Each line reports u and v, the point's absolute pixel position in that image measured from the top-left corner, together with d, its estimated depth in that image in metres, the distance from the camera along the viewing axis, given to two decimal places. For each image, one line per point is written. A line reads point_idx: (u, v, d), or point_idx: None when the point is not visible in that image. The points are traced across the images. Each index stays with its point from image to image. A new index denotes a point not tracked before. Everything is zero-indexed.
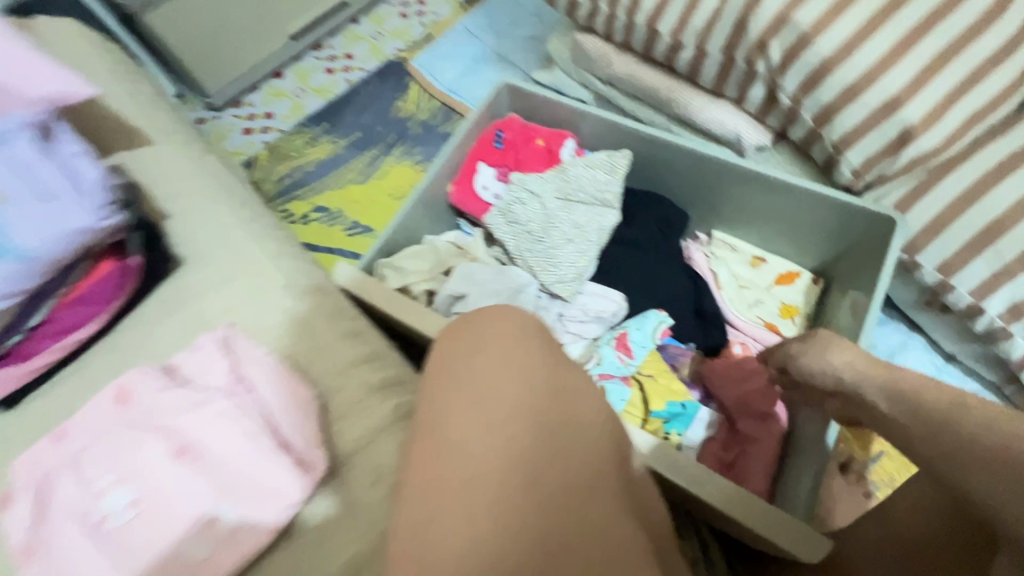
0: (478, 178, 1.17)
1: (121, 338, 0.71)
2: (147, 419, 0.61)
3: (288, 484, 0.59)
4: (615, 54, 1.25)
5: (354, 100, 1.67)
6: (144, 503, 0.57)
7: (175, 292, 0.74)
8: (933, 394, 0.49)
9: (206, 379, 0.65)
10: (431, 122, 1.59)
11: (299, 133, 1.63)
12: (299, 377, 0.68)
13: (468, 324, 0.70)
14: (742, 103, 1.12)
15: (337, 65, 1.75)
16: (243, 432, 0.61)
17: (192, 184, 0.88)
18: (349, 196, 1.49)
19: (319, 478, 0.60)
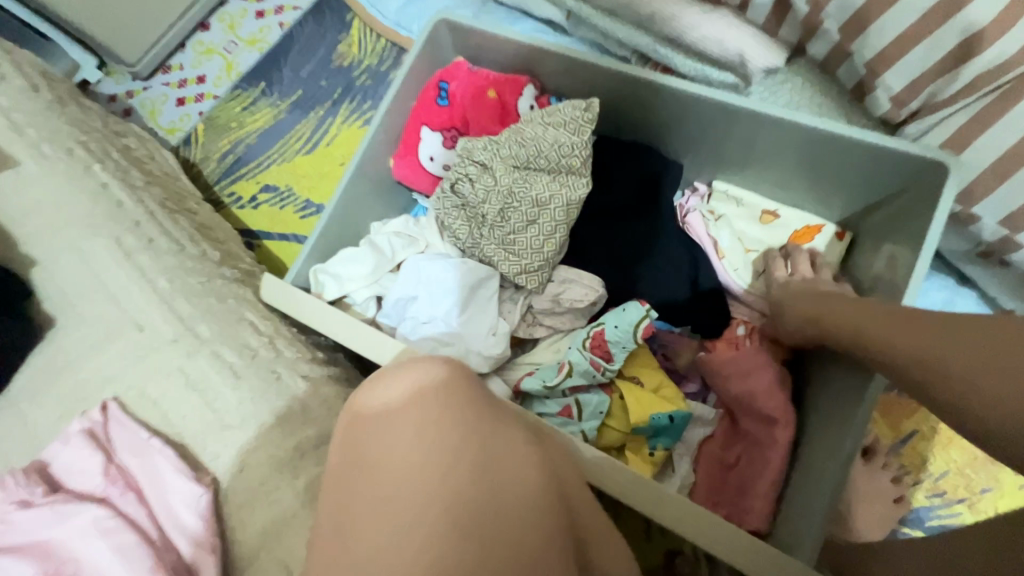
0: (422, 147, 0.97)
1: None
2: (17, 538, 0.54)
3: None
4: None
5: (291, 48, 1.43)
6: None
7: None
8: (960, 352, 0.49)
9: (81, 480, 0.58)
10: (380, 67, 1.35)
11: (235, 98, 1.42)
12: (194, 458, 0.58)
13: (380, 383, 0.54)
14: (746, 12, 0.86)
15: (268, 6, 1.49)
16: (118, 546, 0.53)
17: (73, 213, 0.75)
18: (298, 170, 1.32)
19: None
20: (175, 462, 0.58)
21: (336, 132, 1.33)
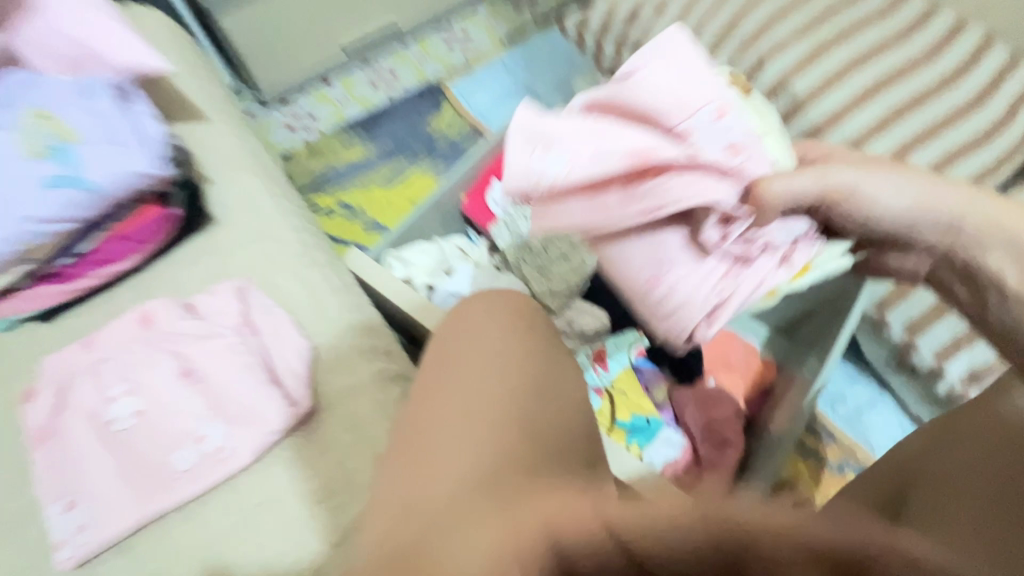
0: (489, 192, 1.25)
1: (148, 278, 0.79)
2: (163, 342, 0.69)
3: (279, 411, 0.66)
4: None
5: (392, 112, 1.81)
6: (146, 414, 0.65)
7: (201, 245, 0.82)
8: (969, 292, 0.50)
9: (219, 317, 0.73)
10: (459, 141, 1.72)
11: (338, 136, 1.77)
12: (295, 330, 0.74)
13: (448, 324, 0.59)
14: None
15: (382, 80, 1.90)
16: (244, 365, 0.69)
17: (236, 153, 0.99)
18: (374, 198, 1.61)
19: (297, 416, 0.66)
20: (289, 327, 0.74)
21: (412, 177, 1.65)
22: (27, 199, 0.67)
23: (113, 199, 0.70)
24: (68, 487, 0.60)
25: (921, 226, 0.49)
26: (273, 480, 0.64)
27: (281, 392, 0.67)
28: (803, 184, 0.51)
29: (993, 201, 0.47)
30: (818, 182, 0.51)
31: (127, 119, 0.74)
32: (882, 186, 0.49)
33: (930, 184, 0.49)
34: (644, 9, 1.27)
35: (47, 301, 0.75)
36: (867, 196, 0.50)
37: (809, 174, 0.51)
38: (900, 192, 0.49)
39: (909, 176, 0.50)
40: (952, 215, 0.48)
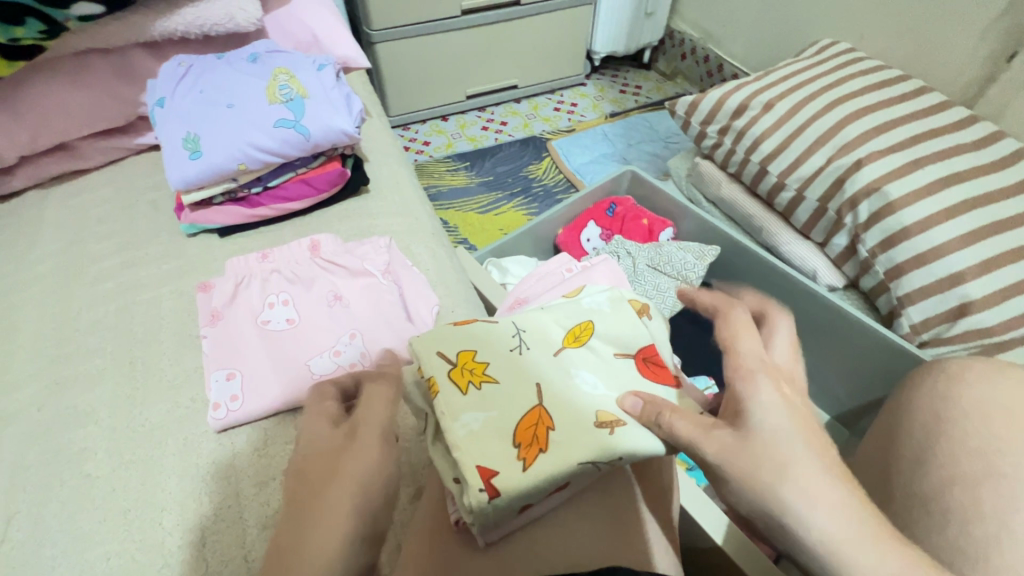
0: (585, 232, 1.40)
1: (310, 222, 0.91)
2: (324, 267, 0.81)
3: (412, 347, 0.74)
4: (726, 181, 1.50)
5: (497, 153, 2.00)
6: (298, 322, 0.75)
7: (357, 205, 0.95)
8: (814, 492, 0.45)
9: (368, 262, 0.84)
10: (553, 189, 1.88)
11: (446, 163, 1.96)
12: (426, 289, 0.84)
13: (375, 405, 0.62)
14: (824, 247, 1.31)
15: (492, 126, 2.13)
16: (384, 304, 0.78)
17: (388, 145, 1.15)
18: (466, 221, 1.77)
19: None
20: (423, 283, 0.83)
21: (505, 210, 1.80)
22: (255, 131, 0.82)
23: (316, 145, 0.85)
24: (229, 362, 0.70)
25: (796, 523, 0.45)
26: None
27: (414, 332, 0.76)
28: (818, 520, 0.43)
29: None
30: (775, 478, 0.45)
31: (341, 89, 0.91)
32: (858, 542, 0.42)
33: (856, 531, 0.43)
34: (750, 106, 1.44)
35: (229, 220, 0.87)
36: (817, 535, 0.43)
37: (827, 494, 0.44)
38: (839, 520, 0.43)
39: (879, 549, 0.42)
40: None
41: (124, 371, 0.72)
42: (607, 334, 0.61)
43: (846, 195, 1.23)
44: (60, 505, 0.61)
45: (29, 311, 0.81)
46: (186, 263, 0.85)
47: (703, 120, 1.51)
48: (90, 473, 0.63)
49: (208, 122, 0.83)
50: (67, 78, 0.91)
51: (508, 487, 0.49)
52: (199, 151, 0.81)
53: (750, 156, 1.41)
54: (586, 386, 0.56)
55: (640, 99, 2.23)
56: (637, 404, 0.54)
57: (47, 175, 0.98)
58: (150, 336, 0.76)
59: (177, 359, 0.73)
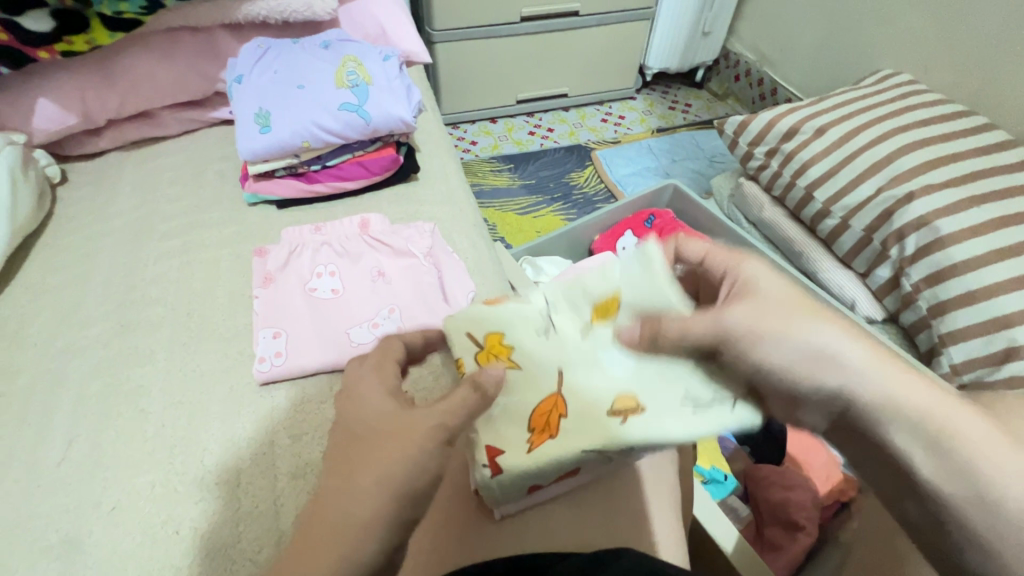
0: (621, 240, 1.41)
1: (360, 202, 0.96)
2: (371, 245, 0.85)
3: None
4: (769, 204, 1.49)
5: (540, 158, 2.03)
6: (343, 293, 0.80)
7: (405, 190, 0.99)
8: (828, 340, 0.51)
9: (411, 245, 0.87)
10: (593, 197, 1.90)
11: (490, 163, 2.01)
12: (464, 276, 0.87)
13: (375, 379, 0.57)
14: (865, 278, 1.29)
15: (538, 131, 2.16)
16: (423, 285, 0.82)
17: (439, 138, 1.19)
18: (505, 220, 1.81)
19: None
20: (461, 269, 0.86)
21: (544, 214, 1.83)
22: (320, 112, 0.87)
23: (375, 130, 0.90)
24: (276, 322, 0.75)
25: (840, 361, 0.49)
26: None
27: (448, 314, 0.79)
28: (839, 350, 0.48)
29: (993, 439, 0.46)
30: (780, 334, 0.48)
31: (402, 80, 0.96)
32: (871, 375, 0.47)
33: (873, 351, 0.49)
34: (802, 130, 1.42)
35: (287, 193, 0.93)
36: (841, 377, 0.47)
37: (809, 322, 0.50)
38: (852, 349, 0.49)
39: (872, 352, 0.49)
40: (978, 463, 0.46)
41: (181, 321, 0.78)
42: (633, 301, 0.54)
43: (894, 227, 1.21)
44: (115, 434, 0.67)
45: (103, 259, 0.88)
46: (244, 229, 0.91)
47: (752, 141, 1.50)
48: (143, 409, 0.69)
49: (279, 100, 0.89)
50: (157, 51, 0.99)
51: (514, 465, 0.54)
52: (268, 126, 0.87)
53: (796, 180, 1.40)
54: (604, 368, 0.56)
55: (689, 117, 2.23)
56: (634, 332, 0.52)
57: (129, 138, 1.06)
58: (206, 292, 0.82)
59: (229, 315, 0.78)
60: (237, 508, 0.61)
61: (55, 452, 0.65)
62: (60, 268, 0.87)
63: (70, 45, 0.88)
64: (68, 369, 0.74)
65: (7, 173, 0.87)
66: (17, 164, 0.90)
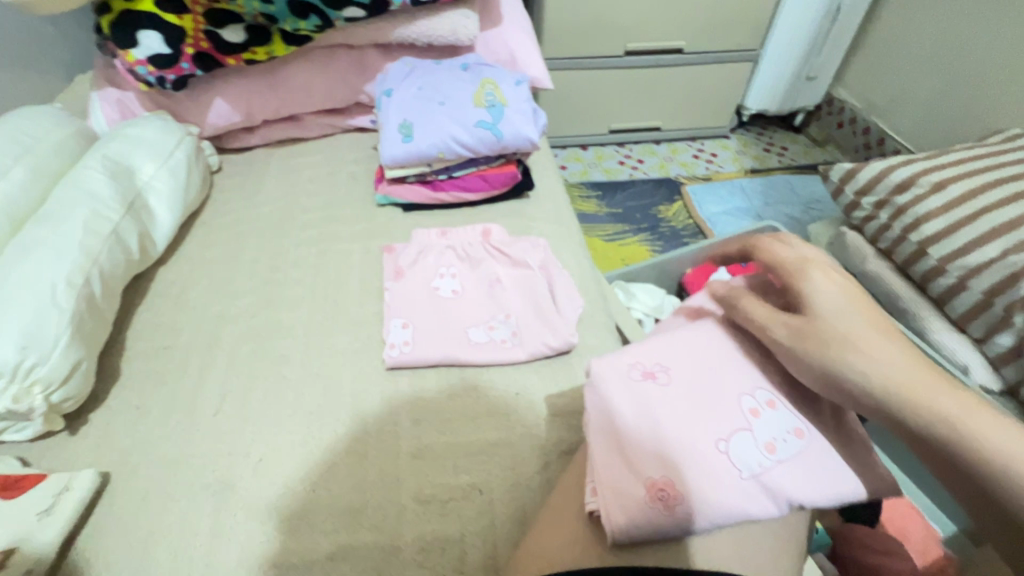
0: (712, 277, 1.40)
1: (478, 213, 1.03)
2: (491, 252, 0.91)
3: (559, 338, 0.80)
4: (872, 255, 1.43)
5: (629, 188, 2.06)
6: (462, 294, 0.85)
7: (521, 205, 1.05)
8: (922, 384, 0.48)
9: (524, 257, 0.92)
10: (680, 231, 1.90)
11: (579, 189, 2.05)
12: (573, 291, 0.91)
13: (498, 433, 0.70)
14: (982, 344, 1.21)
15: (628, 162, 2.20)
16: (538, 295, 0.86)
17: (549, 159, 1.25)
18: (590, 244, 1.84)
19: (570, 348, 0.81)
20: (572, 285, 0.90)
21: (629, 243, 1.85)
22: (458, 126, 0.95)
23: (504, 147, 0.97)
24: (404, 314, 0.82)
25: (893, 404, 0.48)
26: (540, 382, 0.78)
27: (564, 325, 0.83)
28: (883, 367, 0.49)
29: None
30: (840, 345, 0.51)
31: (532, 104, 1.03)
32: (889, 373, 0.49)
33: (951, 400, 0.46)
34: (918, 183, 1.37)
35: (416, 197, 1.01)
36: (848, 353, 0.51)
37: (886, 349, 0.50)
38: (905, 384, 0.48)
39: (938, 390, 0.47)
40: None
41: (318, 303, 0.87)
42: None
43: (1022, 293, 1.13)
44: (259, 396, 0.75)
45: (252, 242, 0.99)
46: (373, 227, 1.00)
47: (860, 190, 1.46)
48: (285, 377, 0.76)
49: (421, 114, 0.98)
50: (317, 64, 1.12)
51: None
52: (410, 137, 0.96)
53: (907, 234, 1.34)
54: None
55: (785, 160, 2.19)
56: None
57: (279, 138, 1.20)
58: (341, 279, 0.90)
59: (361, 302, 0.86)
60: (363, 477, 0.66)
61: (211, 403, 0.74)
62: (217, 246, 0.99)
63: (253, 55, 1.02)
64: (222, 333, 0.84)
65: (186, 159, 1.01)
66: (193, 153, 1.04)
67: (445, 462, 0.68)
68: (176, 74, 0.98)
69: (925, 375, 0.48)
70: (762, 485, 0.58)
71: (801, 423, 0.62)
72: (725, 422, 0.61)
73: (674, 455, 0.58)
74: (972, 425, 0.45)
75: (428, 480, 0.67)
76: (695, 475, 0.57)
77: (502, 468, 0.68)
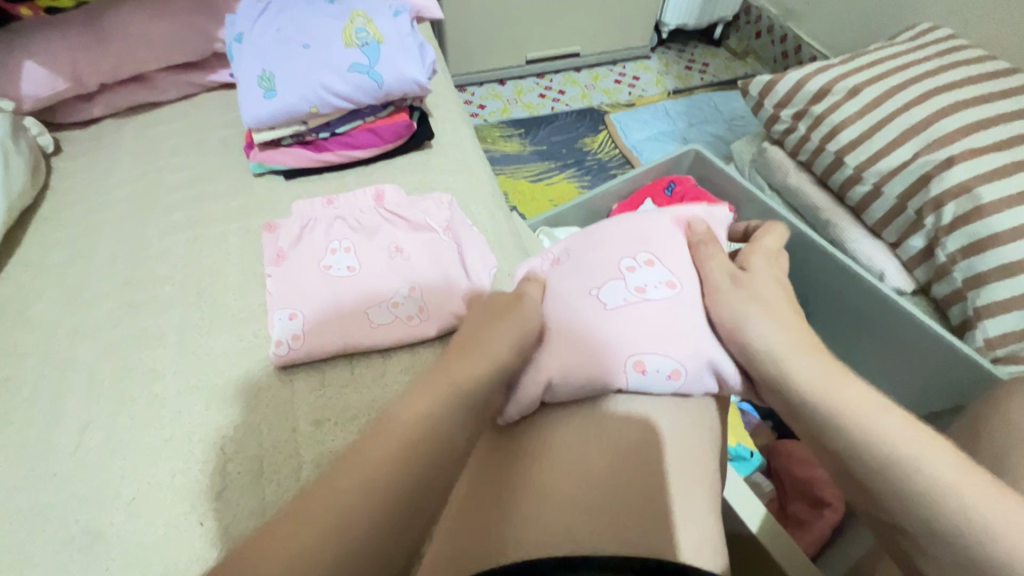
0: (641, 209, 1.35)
1: (373, 172, 0.91)
2: (386, 218, 0.80)
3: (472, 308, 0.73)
4: (793, 169, 1.42)
5: (552, 122, 1.95)
6: (360, 270, 0.75)
7: (421, 159, 0.93)
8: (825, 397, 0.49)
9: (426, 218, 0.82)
10: (608, 163, 1.82)
11: (500, 128, 1.92)
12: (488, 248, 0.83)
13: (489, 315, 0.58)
14: (897, 248, 1.23)
15: (550, 94, 2.07)
16: (446, 259, 0.77)
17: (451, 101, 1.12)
18: (517, 188, 1.74)
19: None
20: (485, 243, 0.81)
21: (557, 181, 1.76)
22: (328, 72, 0.81)
23: (389, 94, 0.84)
24: (292, 303, 0.71)
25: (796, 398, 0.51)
26: None
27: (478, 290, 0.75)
28: (796, 365, 0.52)
29: (951, 462, 0.43)
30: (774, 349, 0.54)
31: (416, 40, 0.89)
32: (827, 393, 0.49)
33: (870, 407, 0.48)
34: (833, 90, 1.34)
35: (296, 162, 0.88)
36: (776, 342, 0.54)
37: (802, 344, 0.54)
38: (819, 384, 0.50)
39: (843, 393, 0.49)
40: (928, 487, 0.42)
41: (193, 300, 0.74)
42: None
43: (932, 194, 1.15)
44: (131, 420, 0.64)
45: (104, 235, 0.83)
46: (252, 202, 0.86)
47: (778, 103, 1.42)
48: (159, 394, 0.66)
49: (283, 61, 0.82)
50: (150, 9, 0.93)
51: None
52: (273, 90, 0.81)
53: (825, 144, 1.33)
54: None
55: (707, 77, 2.13)
56: None
57: (125, 104, 1.00)
58: (216, 270, 0.78)
59: (243, 294, 0.75)
60: (262, 497, 0.59)
61: (71, 438, 0.63)
62: (61, 245, 0.83)
63: None
64: (77, 352, 0.71)
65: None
66: (8, 133, 0.84)
67: None
68: None
69: (833, 376, 0.51)
70: (630, 313, 0.60)
71: (676, 278, 0.62)
72: (597, 278, 0.64)
73: (552, 308, 0.63)
74: (872, 422, 0.46)
75: None
76: (558, 335, 0.60)
77: None
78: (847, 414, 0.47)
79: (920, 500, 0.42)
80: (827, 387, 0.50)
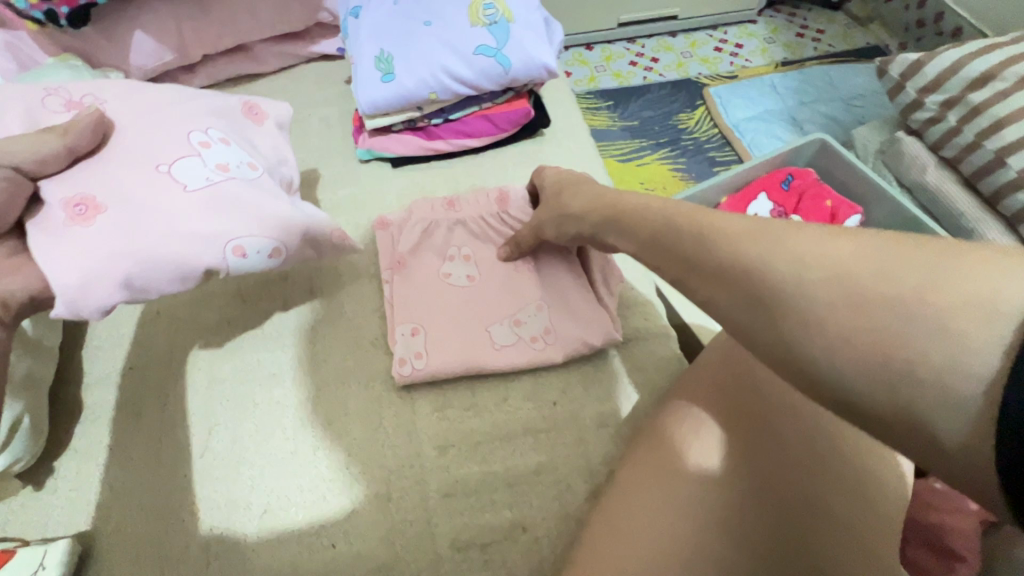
0: (753, 205, 1.23)
1: (485, 163, 0.84)
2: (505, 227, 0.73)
3: (600, 331, 0.67)
4: (933, 166, 1.25)
5: (644, 94, 1.79)
6: (480, 279, 0.70)
7: (535, 150, 0.85)
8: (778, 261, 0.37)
9: None
10: (704, 144, 1.67)
11: (586, 100, 1.79)
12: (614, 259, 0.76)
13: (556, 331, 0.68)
14: None
15: (641, 62, 1.90)
16: (573, 274, 0.70)
17: None
18: (604, 167, 1.62)
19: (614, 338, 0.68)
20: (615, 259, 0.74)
21: (649, 162, 1.64)
22: (451, 55, 0.75)
23: (513, 80, 0.77)
24: (412, 314, 0.67)
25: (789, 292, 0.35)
26: (585, 381, 0.67)
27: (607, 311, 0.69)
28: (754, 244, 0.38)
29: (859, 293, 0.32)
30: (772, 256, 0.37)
31: (543, 17, 0.80)
32: (846, 256, 0.34)
33: (822, 242, 0.36)
34: (1000, 75, 1.15)
35: (406, 150, 0.82)
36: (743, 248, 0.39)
37: (792, 235, 0.38)
38: (843, 251, 0.34)
39: (846, 244, 0.35)
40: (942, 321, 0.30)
41: (307, 300, 0.72)
42: None
43: None
44: (254, 425, 0.63)
45: None
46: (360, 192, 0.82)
47: (926, 87, 1.23)
48: (281, 401, 0.64)
49: (403, 40, 0.76)
50: None
51: None
52: (391, 73, 0.75)
53: (982, 140, 1.15)
54: None
55: (821, 47, 1.89)
56: None
57: (225, 76, 0.96)
58: (328, 267, 0.74)
59: (359, 297, 0.72)
60: (392, 521, 0.58)
61: (196, 443, 0.62)
62: None
63: None
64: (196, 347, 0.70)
65: None
66: None
67: (482, 496, 0.60)
68: (69, 6, 0.76)
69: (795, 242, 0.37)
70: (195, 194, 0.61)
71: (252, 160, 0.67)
72: (165, 155, 0.61)
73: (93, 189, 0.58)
74: (840, 272, 0.34)
75: (466, 521, 0.59)
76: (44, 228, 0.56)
77: (547, 496, 0.61)
78: (842, 282, 0.33)
79: (893, 319, 0.31)
80: (821, 263, 0.35)
